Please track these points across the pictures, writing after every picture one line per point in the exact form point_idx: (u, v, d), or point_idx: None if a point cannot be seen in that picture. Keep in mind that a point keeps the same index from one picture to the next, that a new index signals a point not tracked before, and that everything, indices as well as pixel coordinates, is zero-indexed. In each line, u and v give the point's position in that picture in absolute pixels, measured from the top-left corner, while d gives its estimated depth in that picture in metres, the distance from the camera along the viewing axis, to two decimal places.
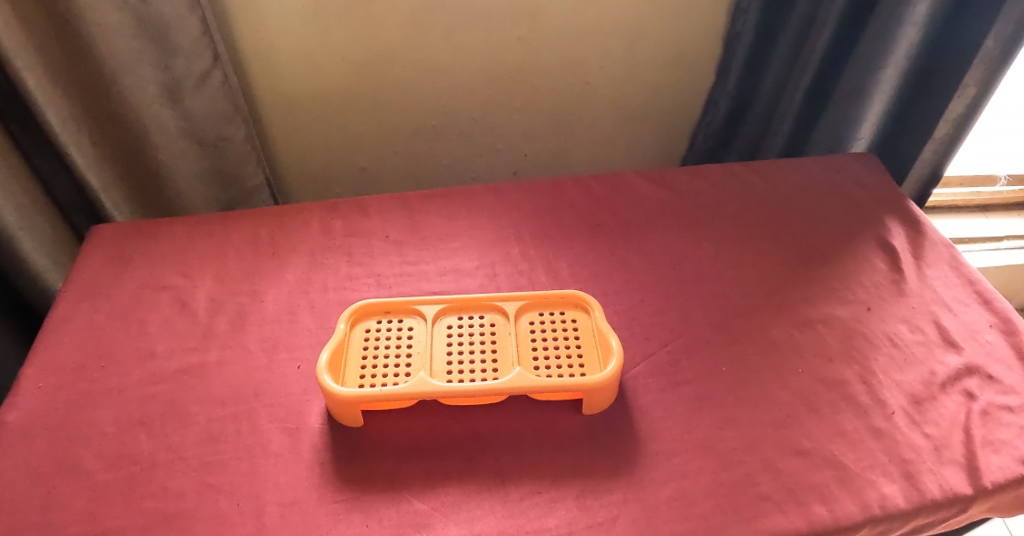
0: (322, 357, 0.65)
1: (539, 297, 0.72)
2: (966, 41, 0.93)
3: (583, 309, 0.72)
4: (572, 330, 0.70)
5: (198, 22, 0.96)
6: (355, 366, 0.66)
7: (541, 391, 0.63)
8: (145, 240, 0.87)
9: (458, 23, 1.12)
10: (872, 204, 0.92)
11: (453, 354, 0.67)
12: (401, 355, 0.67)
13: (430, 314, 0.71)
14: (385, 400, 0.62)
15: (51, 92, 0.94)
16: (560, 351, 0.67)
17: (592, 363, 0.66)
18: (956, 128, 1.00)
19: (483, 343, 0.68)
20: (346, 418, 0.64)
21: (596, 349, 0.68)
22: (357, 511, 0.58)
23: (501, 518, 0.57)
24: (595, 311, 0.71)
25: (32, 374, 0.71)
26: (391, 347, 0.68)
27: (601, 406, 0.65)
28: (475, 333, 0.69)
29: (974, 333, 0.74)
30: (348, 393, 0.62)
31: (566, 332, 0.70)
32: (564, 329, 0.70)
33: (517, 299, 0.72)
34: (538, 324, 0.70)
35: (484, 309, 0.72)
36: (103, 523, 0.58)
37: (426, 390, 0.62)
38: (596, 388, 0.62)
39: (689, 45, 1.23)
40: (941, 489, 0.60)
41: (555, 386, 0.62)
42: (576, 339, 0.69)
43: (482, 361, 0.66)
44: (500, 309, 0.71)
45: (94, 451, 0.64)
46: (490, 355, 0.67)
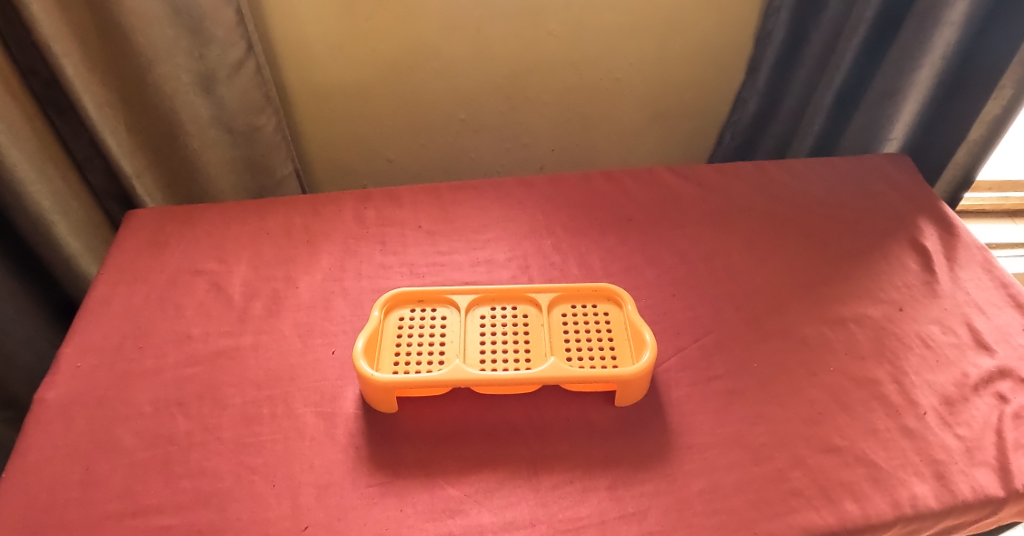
0: (358, 343, 0.66)
1: (572, 289, 0.73)
2: (1002, 45, 0.92)
3: (614, 303, 0.73)
4: (605, 322, 0.71)
5: (233, 12, 0.98)
6: (389, 353, 0.67)
7: (575, 382, 0.63)
8: (181, 225, 0.89)
9: (489, 16, 1.13)
10: (906, 205, 0.91)
11: (486, 344, 0.68)
12: (434, 344, 0.68)
13: (463, 304, 0.72)
14: (420, 387, 0.63)
15: (88, 79, 0.96)
16: (592, 343, 0.68)
17: (625, 356, 0.67)
18: (991, 129, 0.99)
19: (516, 334, 0.69)
20: (380, 403, 0.65)
21: (628, 342, 0.68)
22: (391, 495, 0.59)
23: (533, 506, 0.58)
24: (627, 304, 0.72)
25: (72, 354, 0.73)
26: (426, 336, 0.69)
27: (633, 398, 0.65)
28: (507, 323, 0.70)
29: (1008, 336, 0.74)
30: (383, 379, 0.63)
31: (598, 325, 0.70)
32: (596, 321, 0.71)
33: (550, 291, 0.73)
34: (570, 316, 0.71)
35: (517, 300, 0.73)
36: (143, 500, 0.60)
37: (460, 379, 0.63)
38: (631, 380, 0.63)
39: (720, 42, 1.23)
40: (972, 490, 0.59)
41: (589, 377, 0.63)
42: (608, 332, 0.70)
43: (516, 351, 0.67)
44: (533, 301, 0.72)
45: (132, 430, 0.65)
46: (523, 345, 0.68)
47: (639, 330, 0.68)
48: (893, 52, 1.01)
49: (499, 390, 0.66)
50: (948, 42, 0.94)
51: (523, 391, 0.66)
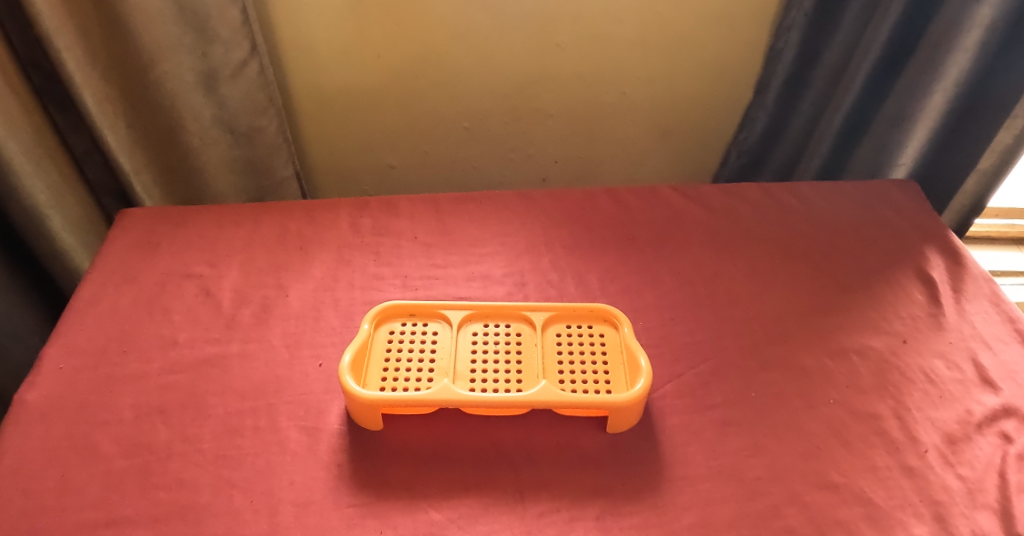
0: (346, 357, 0.65)
1: (567, 309, 0.71)
2: (1015, 74, 0.91)
3: (611, 324, 0.71)
4: (599, 345, 0.69)
5: (238, 13, 0.97)
6: (377, 368, 0.66)
7: (566, 407, 0.61)
8: (175, 227, 0.88)
9: (496, 25, 1.12)
10: (914, 234, 0.89)
11: (477, 362, 0.66)
12: (424, 360, 0.66)
13: (455, 320, 0.70)
14: (407, 405, 0.62)
15: (88, 74, 0.95)
16: (586, 366, 0.66)
17: (619, 381, 0.65)
18: (1002, 159, 0.98)
19: (508, 353, 0.67)
20: (365, 420, 0.63)
21: (623, 367, 0.66)
22: (372, 517, 0.57)
23: (519, 534, 0.56)
24: (624, 327, 0.70)
25: (56, 356, 0.72)
26: (416, 352, 0.67)
27: (625, 425, 0.64)
28: (499, 342, 0.68)
29: (1014, 374, 0.72)
30: (369, 396, 0.61)
31: (592, 347, 0.69)
32: (590, 343, 0.69)
33: (545, 310, 0.71)
34: (565, 337, 0.69)
35: (511, 318, 0.71)
36: (117, 511, 0.58)
37: (449, 399, 0.62)
38: (625, 408, 0.61)
39: (729, 60, 1.21)
40: (974, 535, 0.57)
41: (581, 402, 0.61)
42: (603, 355, 0.68)
43: (507, 372, 0.65)
44: (527, 319, 0.71)
45: (111, 437, 0.64)
46: (515, 366, 0.66)
47: (635, 354, 0.66)
48: (906, 77, 1.00)
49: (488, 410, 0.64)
50: (961, 69, 0.93)
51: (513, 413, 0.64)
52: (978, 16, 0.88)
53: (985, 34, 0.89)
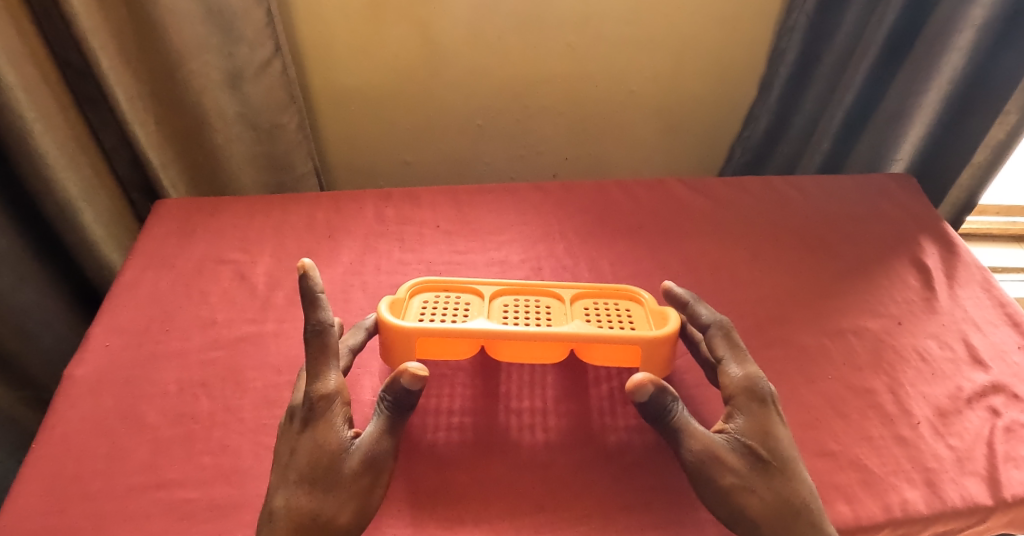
0: (382, 303, 0.71)
1: (595, 288, 0.76)
2: (1005, 72, 0.96)
3: (636, 301, 0.75)
4: (626, 312, 0.73)
5: (263, 13, 1.02)
6: (414, 314, 0.71)
7: (597, 340, 0.67)
8: (207, 216, 0.93)
9: (509, 25, 1.17)
10: (910, 225, 0.93)
11: (509, 317, 0.71)
12: (458, 311, 0.72)
13: (487, 293, 0.74)
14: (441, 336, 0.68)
15: (121, 72, 1.00)
16: (612, 317, 0.72)
17: (643, 323, 0.71)
18: (995, 154, 1.02)
19: (538, 314, 0.72)
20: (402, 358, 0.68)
21: (647, 315, 0.72)
22: (403, 479, 0.62)
23: (539, 493, 0.60)
24: (645, 297, 0.74)
25: (102, 334, 0.77)
26: (452, 303, 0.73)
27: (659, 365, 0.69)
28: (530, 311, 0.72)
29: (1003, 354, 0.76)
30: (407, 326, 0.67)
31: (619, 311, 0.73)
32: (618, 312, 0.73)
33: (573, 288, 0.76)
34: (594, 308, 0.73)
35: (541, 294, 0.75)
36: (166, 474, 0.63)
37: (491, 330, 0.67)
38: (654, 343, 0.67)
39: (733, 59, 1.26)
40: (962, 498, 0.62)
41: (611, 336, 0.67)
42: (630, 318, 0.72)
43: (537, 319, 0.71)
44: (556, 295, 0.75)
45: (157, 408, 0.69)
46: (545, 318, 0.71)
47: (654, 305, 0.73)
48: (903, 75, 1.04)
49: (523, 346, 0.70)
50: (955, 67, 0.97)
51: (546, 351, 0.70)
52: (970, 17, 0.93)
53: (977, 34, 0.94)
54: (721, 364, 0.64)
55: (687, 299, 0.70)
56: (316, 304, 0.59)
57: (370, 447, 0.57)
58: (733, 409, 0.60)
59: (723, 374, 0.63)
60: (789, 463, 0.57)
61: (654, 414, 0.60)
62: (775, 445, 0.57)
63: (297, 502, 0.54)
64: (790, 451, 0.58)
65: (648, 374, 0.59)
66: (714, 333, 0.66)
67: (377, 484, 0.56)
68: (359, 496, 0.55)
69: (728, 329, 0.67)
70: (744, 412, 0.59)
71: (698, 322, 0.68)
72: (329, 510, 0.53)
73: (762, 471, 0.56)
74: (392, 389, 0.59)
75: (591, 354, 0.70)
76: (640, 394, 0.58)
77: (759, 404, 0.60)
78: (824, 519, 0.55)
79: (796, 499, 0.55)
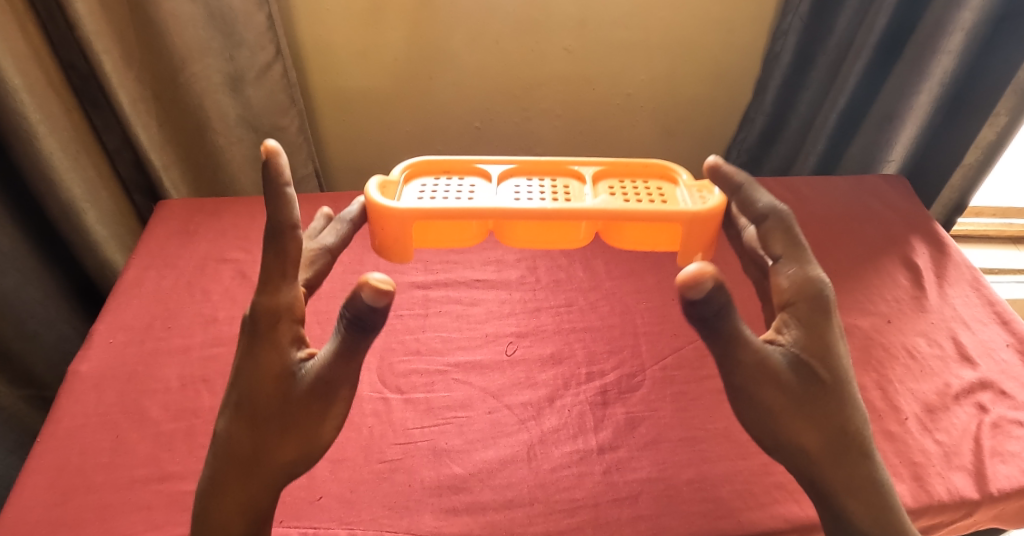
0: (371, 184, 0.66)
1: (620, 166, 0.72)
2: (995, 73, 0.97)
3: (669, 179, 0.71)
4: (656, 189, 0.69)
5: (264, 17, 1.04)
6: (413, 194, 0.67)
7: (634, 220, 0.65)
8: (209, 216, 0.94)
9: (507, 28, 1.18)
10: (901, 226, 0.95)
11: (523, 193, 0.67)
12: (462, 190, 0.68)
13: (496, 173, 0.70)
14: (442, 215, 0.64)
15: (124, 74, 1.01)
16: (641, 194, 0.68)
17: (675, 200, 0.67)
18: (986, 154, 1.04)
19: (556, 189, 0.68)
20: (402, 239, 0.66)
21: (681, 193, 0.68)
22: (400, 472, 0.63)
23: (533, 486, 0.62)
24: (681, 176, 0.70)
25: (105, 331, 0.78)
26: (453, 188, 0.68)
27: (694, 248, 0.67)
28: (547, 186, 0.69)
29: (991, 351, 0.77)
30: (403, 208, 0.64)
31: (648, 189, 0.69)
32: (648, 189, 0.69)
33: (594, 166, 0.72)
34: (619, 184, 0.70)
35: (561, 174, 0.71)
36: (168, 467, 0.64)
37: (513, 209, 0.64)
38: (698, 219, 0.65)
39: (729, 62, 1.28)
40: (948, 492, 0.63)
41: (650, 214, 0.65)
42: (658, 192, 0.69)
43: (556, 196, 0.67)
44: (577, 173, 0.71)
45: (159, 403, 0.70)
46: (564, 193, 0.68)
47: (693, 180, 0.69)
48: (896, 78, 1.05)
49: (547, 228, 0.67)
50: (947, 70, 0.98)
51: (574, 232, 0.67)
52: (960, 20, 0.93)
53: (967, 37, 0.95)
54: (778, 263, 0.56)
55: (740, 181, 0.62)
56: (285, 200, 0.48)
57: (323, 369, 0.49)
58: (791, 318, 0.53)
59: (780, 279, 0.55)
60: (846, 386, 0.51)
61: (707, 317, 0.46)
62: (835, 363, 0.52)
63: (238, 432, 0.49)
64: (847, 368, 0.53)
65: (709, 264, 0.45)
66: (772, 227, 0.57)
67: (329, 415, 0.50)
68: (303, 432, 0.49)
69: (790, 223, 0.57)
70: (804, 324, 0.52)
71: (753, 210, 0.60)
72: (270, 440, 0.49)
73: (817, 394, 0.50)
74: (351, 304, 0.46)
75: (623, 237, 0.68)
76: (695, 292, 0.44)
77: (822, 315, 0.53)
78: (870, 444, 0.52)
79: (848, 426, 0.51)
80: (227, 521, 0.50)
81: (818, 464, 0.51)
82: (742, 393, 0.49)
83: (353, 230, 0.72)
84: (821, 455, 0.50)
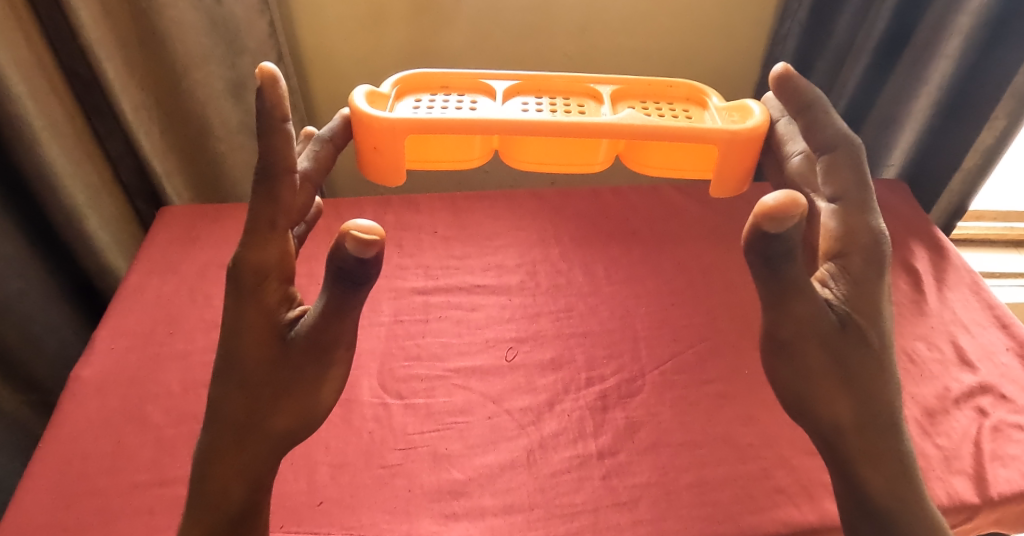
0: (362, 88, 0.63)
1: (643, 84, 0.68)
2: (994, 79, 0.98)
3: (698, 102, 0.67)
4: (683, 110, 0.65)
5: (266, 25, 1.06)
6: (408, 106, 0.64)
7: (660, 138, 0.61)
8: (211, 222, 0.95)
9: (507, 35, 1.19)
10: (901, 230, 0.95)
11: (531, 106, 0.64)
12: (463, 102, 0.64)
13: (501, 89, 0.67)
14: (433, 128, 0.61)
15: (126, 81, 1.02)
16: (666, 112, 0.64)
17: (701, 120, 0.64)
18: (985, 159, 1.05)
19: (568, 105, 0.65)
20: (394, 151, 0.62)
21: (710, 115, 0.64)
22: (400, 477, 0.63)
23: (533, 491, 0.62)
24: (712, 99, 0.66)
25: (107, 337, 0.78)
26: (454, 100, 0.65)
27: (722, 173, 0.63)
28: (559, 101, 0.65)
29: (992, 355, 0.78)
30: (392, 120, 0.60)
31: (673, 108, 0.65)
32: (673, 108, 0.65)
33: (615, 84, 0.68)
34: (641, 105, 0.66)
35: (578, 90, 0.68)
36: (170, 472, 0.64)
37: (524, 122, 0.60)
38: (736, 140, 0.61)
39: (729, 67, 1.28)
40: (948, 496, 0.63)
41: (676, 130, 0.61)
42: (685, 112, 0.65)
43: (568, 110, 0.64)
44: (595, 91, 0.67)
45: (160, 408, 0.71)
46: (578, 107, 0.64)
47: (725, 102, 0.65)
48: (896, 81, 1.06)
49: (565, 144, 0.63)
50: (943, 75, 0.99)
51: (594, 154, 0.64)
52: (958, 25, 0.94)
53: (964, 42, 0.95)
54: (836, 205, 0.52)
55: (812, 97, 0.55)
56: (281, 133, 0.47)
57: (315, 323, 0.46)
58: (842, 271, 0.50)
59: (839, 224, 0.51)
60: (886, 349, 0.51)
61: (775, 256, 0.40)
62: (878, 322, 0.50)
63: (231, 397, 0.48)
64: (885, 328, 0.51)
65: (798, 193, 0.38)
66: (841, 159, 0.52)
67: (327, 377, 0.48)
68: (303, 399, 0.48)
69: (858, 158, 0.53)
70: (854, 280, 0.50)
71: (819, 134, 0.54)
72: (266, 407, 0.48)
73: (857, 355, 0.49)
74: (336, 257, 0.41)
75: (647, 159, 0.65)
76: (774, 226, 0.38)
77: (874, 271, 0.50)
78: (900, 414, 0.51)
79: (884, 394, 0.50)
80: (228, 488, 0.48)
81: (846, 432, 0.49)
82: (786, 348, 0.47)
83: (331, 152, 0.60)
84: (852, 423, 0.49)
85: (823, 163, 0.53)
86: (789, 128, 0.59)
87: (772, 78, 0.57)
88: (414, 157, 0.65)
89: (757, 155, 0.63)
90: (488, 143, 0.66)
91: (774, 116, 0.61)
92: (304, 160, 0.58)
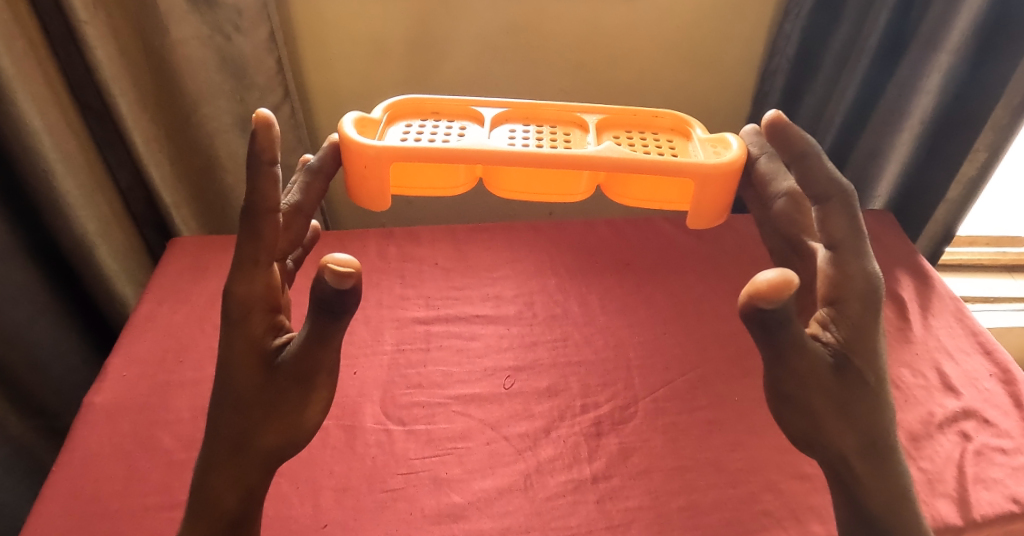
0: (350, 114, 0.64)
1: (626, 115, 0.70)
2: (972, 113, 1.02)
3: (682, 134, 0.69)
4: (667, 142, 0.67)
5: (273, 61, 1.10)
6: (395, 133, 0.65)
7: (640, 171, 0.62)
8: (219, 253, 0.98)
9: (505, 72, 1.24)
10: (887, 259, 0.98)
11: (516, 137, 0.65)
12: (449, 130, 0.65)
13: (490, 116, 0.68)
14: (415, 156, 0.61)
15: (139, 116, 1.06)
16: (650, 145, 0.66)
17: (684, 153, 0.65)
18: (967, 191, 1.09)
19: (553, 135, 0.67)
20: (377, 181, 0.62)
21: (692, 147, 0.66)
22: (402, 501, 0.65)
23: (529, 514, 0.64)
24: (696, 131, 0.68)
25: (119, 364, 0.81)
26: (441, 129, 0.66)
27: (703, 206, 0.64)
28: (544, 131, 0.67)
29: (975, 381, 0.80)
30: (375, 145, 0.60)
31: (658, 140, 0.67)
32: (657, 140, 0.67)
33: (599, 114, 0.70)
34: (625, 135, 0.68)
35: (563, 120, 0.70)
36: (179, 495, 0.67)
37: (504, 153, 0.61)
38: (715, 174, 0.62)
39: (720, 101, 1.32)
40: (932, 519, 0.65)
41: (658, 164, 0.62)
42: (669, 144, 0.67)
43: (553, 140, 0.66)
44: (580, 120, 0.69)
45: (170, 433, 0.73)
46: (562, 138, 0.66)
47: (708, 135, 0.67)
48: (879, 116, 1.10)
49: (546, 175, 0.65)
50: (925, 109, 1.03)
51: (575, 184, 0.66)
52: (937, 63, 0.98)
53: (944, 79, 0.99)
54: (832, 252, 0.52)
55: (804, 147, 0.56)
56: (268, 176, 0.48)
57: (301, 350, 0.48)
58: (840, 316, 0.51)
59: (835, 269, 0.51)
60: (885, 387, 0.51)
61: (771, 325, 0.42)
62: (878, 366, 0.51)
63: (224, 415, 0.50)
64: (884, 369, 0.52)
65: (791, 273, 0.40)
66: (835, 209, 0.53)
67: (312, 401, 0.50)
68: (290, 418, 0.50)
69: (852, 205, 0.53)
70: (852, 324, 0.50)
71: (812, 184, 0.54)
72: (256, 426, 0.50)
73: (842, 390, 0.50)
74: (319, 291, 0.43)
75: (626, 189, 0.66)
76: (769, 302, 0.40)
77: (871, 316, 0.51)
78: (897, 441, 0.52)
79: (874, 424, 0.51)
80: (223, 497, 0.50)
81: (851, 461, 0.50)
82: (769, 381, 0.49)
83: (321, 180, 0.62)
84: (856, 452, 0.50)
85: (817, 213, 0.54)
86: (770, 166, 0.60)
87: (761, 123, 0.58)
88: (399, 184, 0.66)
89: (735, 189, 0.65)
90: (473, 170, 0.66)
91: (753, 152, 0.62)
92: (294, 194, 0.59)
